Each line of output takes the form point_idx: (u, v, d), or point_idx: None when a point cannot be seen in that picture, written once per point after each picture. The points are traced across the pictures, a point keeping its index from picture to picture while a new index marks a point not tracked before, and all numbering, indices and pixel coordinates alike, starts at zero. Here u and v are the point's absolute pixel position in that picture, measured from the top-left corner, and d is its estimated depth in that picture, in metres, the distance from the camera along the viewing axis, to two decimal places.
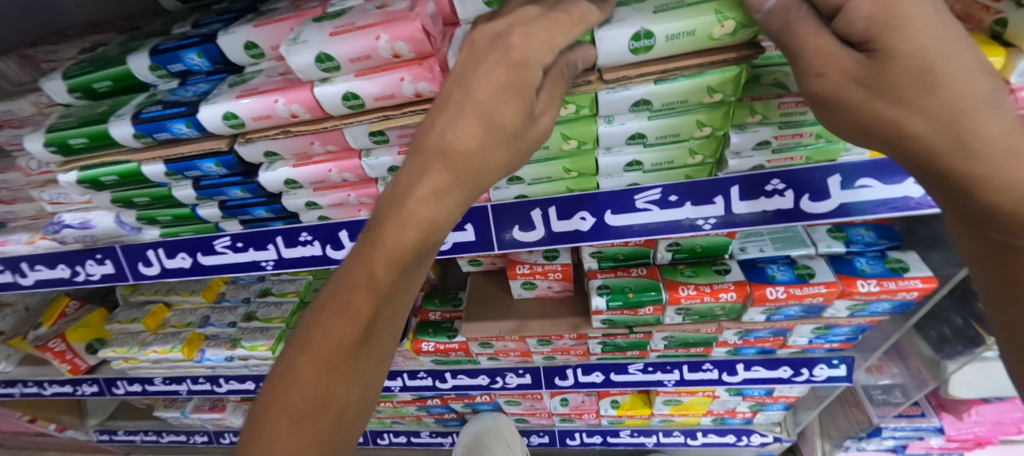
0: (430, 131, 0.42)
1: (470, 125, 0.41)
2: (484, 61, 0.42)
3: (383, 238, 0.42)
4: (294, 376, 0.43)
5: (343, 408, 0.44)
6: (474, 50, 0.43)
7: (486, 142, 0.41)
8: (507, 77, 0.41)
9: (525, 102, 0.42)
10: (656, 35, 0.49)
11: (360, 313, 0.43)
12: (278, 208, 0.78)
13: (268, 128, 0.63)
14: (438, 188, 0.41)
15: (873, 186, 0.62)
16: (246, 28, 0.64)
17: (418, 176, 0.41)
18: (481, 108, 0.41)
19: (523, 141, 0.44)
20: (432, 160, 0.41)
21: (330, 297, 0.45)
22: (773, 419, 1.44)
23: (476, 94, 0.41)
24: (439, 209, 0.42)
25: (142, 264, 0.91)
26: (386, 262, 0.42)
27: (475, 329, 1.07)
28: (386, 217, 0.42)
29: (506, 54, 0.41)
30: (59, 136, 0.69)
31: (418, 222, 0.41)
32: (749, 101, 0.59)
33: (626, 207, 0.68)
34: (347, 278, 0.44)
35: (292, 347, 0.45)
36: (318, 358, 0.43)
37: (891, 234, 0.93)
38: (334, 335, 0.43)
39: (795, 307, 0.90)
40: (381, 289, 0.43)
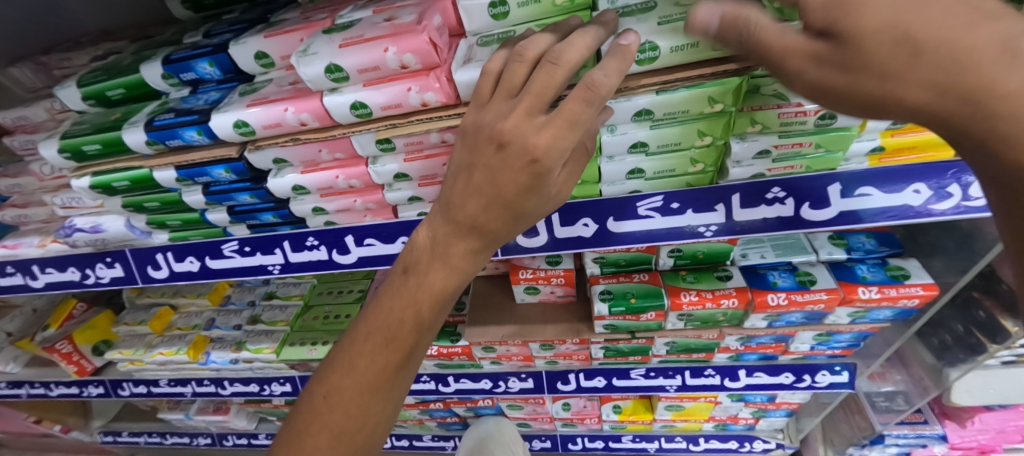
0: (456, 202, 0.47)
1: (500, 206, 0.45)
2: (493, 150, 0.43)
3: (429, 284, 0.50)
4: (340, 395, 0.52)
5: (382, 415, 0.54)
6: (479, 130, 0.45)
7: (504, 222, 0.47)
8: (518, 172, 0.42)
9: (538, 191, 0.45)
10: (661, 47, 0.50)
11: (400, 345, 0.52)
12: (285, 214, 0.79)
13: (278, 135, 0.65)
14: (474, 249, 0.50)
15: (872, 194, 0.63)
16: (257, 38, 0.65)
17: (459, 239, 0.49)
18: (495, 198, 0.45)
19: (536, 213, 0.48)
20: (459, 228, 0.48)
21: (371, 326, 0.53)
22: (776, 426, 1.43)
23: (489, 186, 0.44)
24: (476, 263, 0.51)
25: (151, 267, 0.93)
26: (425, 304, 0.51)
27: (477, 333, 1.07)
28: (432, 267, 0.50)
29: (511, 144, 0.42)
30: (74, 143, 0.71)
31: (450, 273, 0.50)
32: (749, 111, 0.59)
33: (628, 214, 0.69)
34: (387, 314, 0.52)
35: (336, 369, 0.53)
36: (363, 382, 0.52)
37: (892, 240, 0.94)
38: (378, 360, 0.52)
39: (797, 314, 0.91)
40: (419, 324, 0.52)
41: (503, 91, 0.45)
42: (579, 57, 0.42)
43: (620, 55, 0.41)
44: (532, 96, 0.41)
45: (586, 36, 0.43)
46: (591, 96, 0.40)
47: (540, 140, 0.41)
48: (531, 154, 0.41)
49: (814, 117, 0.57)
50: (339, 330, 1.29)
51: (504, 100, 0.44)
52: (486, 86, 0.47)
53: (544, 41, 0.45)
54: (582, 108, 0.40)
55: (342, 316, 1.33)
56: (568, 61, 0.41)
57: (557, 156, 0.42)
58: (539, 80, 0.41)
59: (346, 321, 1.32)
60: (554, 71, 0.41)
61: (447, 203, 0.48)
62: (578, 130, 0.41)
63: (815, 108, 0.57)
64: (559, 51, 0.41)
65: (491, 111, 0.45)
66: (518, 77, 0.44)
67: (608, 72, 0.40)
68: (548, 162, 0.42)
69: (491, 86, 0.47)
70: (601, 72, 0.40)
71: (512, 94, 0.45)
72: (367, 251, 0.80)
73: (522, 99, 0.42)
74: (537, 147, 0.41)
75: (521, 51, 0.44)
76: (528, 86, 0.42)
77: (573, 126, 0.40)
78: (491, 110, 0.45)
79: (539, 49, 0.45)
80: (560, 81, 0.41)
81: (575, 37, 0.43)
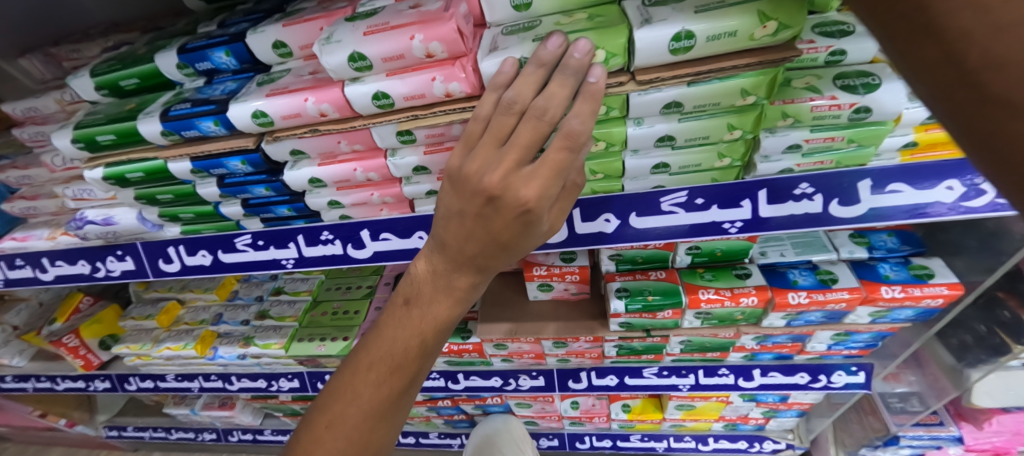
0: (450, 244, 0.45)
1: (496, 246, 0.44)
2: (481, 202, 0.41)
3: (428, 317, 0.48)
4: (343, 425, 0.48)
5: (383, 441, 0.51)
6: (466, 181, 0.42)
7: (501, 258, 0.46)
8: (511, 221, 0.42)
9: (534, 231, 0.44)
10: (697, 36, 0.48)
11: (406, 373, 0.49)
12: (300, 207, 0.78)
13: (296, 126, 0.64)
14: (472, 284, 0.48)
15: (903, 191, 0.62)
16: (276, 27, 0.64)
17: (457, 276, 0.47)
18: (491, 242, 0.43)
19: (530, 248, 0.48)
20: (457, 267, 0.46)
21: (373, 356, 0.49)
22: (786, 426, 1.42)
23: (484, 232, 0.43)
24: (474, 295, 0.49)
25: (163, 261, 0.91)
26: (430, 334, 0.48)
27: (489, 330, 1.06)
28: (432, 301, 0.48)
29: (502, 197, 0.40)
30: (88, 133, 0.70)
31: (454, 304, 0.48)
32: (781, 104, 0.58)
33: (651, 210, 0.68)
34: (390, 344, 0.48)
35: (334, 399, 0.49)
36: (366, 413, 0.48)
37: (914, 239, 0.92)
38: (380, 391, 0.48)
39: (817, 313, 0.90)
40: (424, 353, 0.49)
41: (490, 139, 0.42)
42: (561, 109, 0.41)
43: (590, 98, 0.41)
44: (518, 149, 0.40)
45: (563, 83, 0.42)
46: (572, 143, 0.40)
47: (530, 193, 0.40)
48: (524, 205, 0.41)
49: (848, 111, 0.57)
50: (347, 326, 1.28)
51: (492, 149, 0.42)
52: (474, 131, 0.45)
53: (529, 88, 0.43)
54: (564, 156, 0.40)
55: (351, 312, 1.31)
56: (551, 112, 0.41)
57: (547, 203, 0.42)
58: (524, 133, 0.41)
59: (355, 317, 1.30)
60: (539, 124, 0.41)
61: (442, 241, 0.45)
62: (564, 176, 0.41)
63: (849, 101, 0.56)
64: (543, 103, 0.40)
65: (477, 159, 0.42)
66: (505, 127, 0.42)
67: (583, 117, 0.40)
68: (539, 210, 0.42)
69: (480, 130, 0.45)
70: (579, 121, 0.39)
71: (499, 141, 0.43)
72: (383, 245, 0.79)
73: (509, 149, 0.41)
74: (528, 199, 0.40)
75: (509, 102, 0.42)
76: (514, 139, 0.41)
77: (559, 173, 0.41)
78: (477, 158, 0.42)
79: (526, 99, 0.43)
80: (545, 134, 0.41)
81: (551, 85, 0.41)
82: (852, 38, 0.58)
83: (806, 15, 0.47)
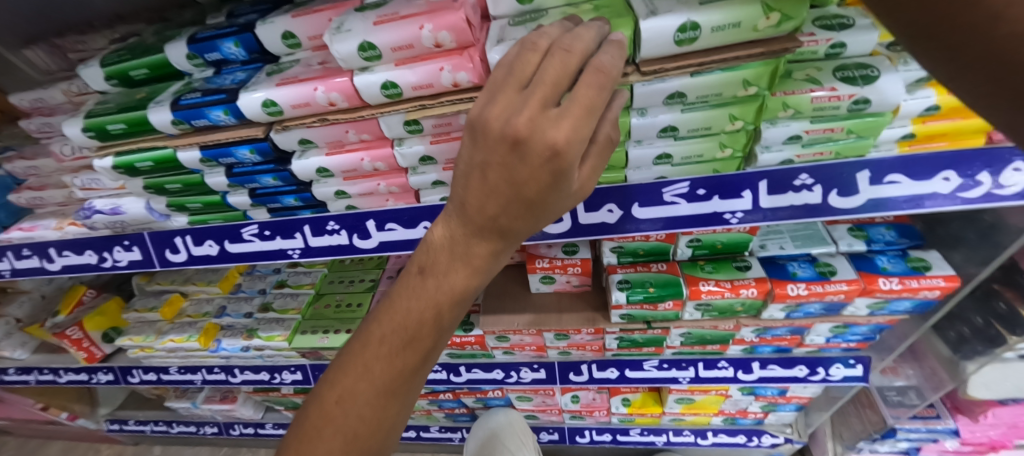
0: (470, 202, 0.42)
1: (519, 201, 0.40)
2: (506, 149, 0.38)
3: (445, 286, 0.47)
4: (355, 400, 0.48)
5: (396, 416, 0.51)
6: (488, 126, 0.39)
7: (526, 220, 0.43)
8: (538, 169, 0.38)
9: (563, 186, 0.41)
10: (702, 27, 0.49)
11: (420, 346, 0.48)
12: (308, 197, 0.79)
13: (305, 115, 0.65)
14: (493, 249, 0.45)
15: (901, 182, 0.63)
16: (285, 18, 0.65)
17: (478, 240, 0.44)
18: (515, 198, 0.40)
19: (556, 211, 0.44)
20: (477, 229, 0.43)
21: (386, 328, 0.48)
22: (785, 420, 1.43)
23: (507, 186, 0.40)
24: (493, 262, 0.47)
25: (169, 251, 0.92)
26: (446, 304, 0.47)
27: (492, 322, 1.07)
28: (453, 267, 0.46)
29: (528, 139, 0.37)
30: (98, 122, 0.71)
31: (472, 273, 0.46)
32: (782, 95, 0.59)
33: (652, 200, 0.69)
34: (404, 315, 0.48)
35: (346, 374, 0.49)
36: (378, 387, 0.48)
37: (912, 232, 0.93)
38: (394, 363, 0.48)
39: (816, 304, 0.91)
40: (439, 324, 0.48)
41: (513, 82, 0.40)
42: (586, 48, 0.42)
43: (615, 45, 0.42)
44: (545, 88, 0.38)
45: (588, 30, 0.44)
46: (602, 80, 0.39)
47: (559, 134, 0.37)
48: (552, 149, 0.37)
49: (847, 102, 0.58)
50: (351, 319, 1.29)
51: (515, 92, 0.40)
52: (495, 79, 0.41)
53: (554, 32, 0.43)
54: (596, 93, 0.39)
55: (354, 305, 1.32)
56: (577, 50, 0.41)
57: (577, 149, 0.38)
58: (550, 72, 0.39)
59: (358, 310, 1.31)
60: (566, 60, 0.39)
61: (461, 203, 0.43)
62: (594, 118, 0.38)
63: (849, 92, 0.57)
64: (568, 40, 0.40)
65: (500, 103, 0.39)
66: (528, 67, 0.41)
67: (612, 57, 0.42)
68: (570, 156, 0.38)
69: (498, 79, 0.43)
70: (607, 58, 0.40)
71: (521, 86, 0.40)
72: (389, 235, 0.80)
73: (535, 91, 0.38)
74: (557, 141, 0.37)
75: (533, 41, 0.42)
76: (540, 78, 0.39)
77: (589, 114, 0.38)
78: (500, 102, 0.39)
79: (550, 39, 0.43)
80: (571, 74, 0.40)
81: (577, 30, 0.43)
82: (851, 31, 0.59)
83: (808, 7, 0.48)
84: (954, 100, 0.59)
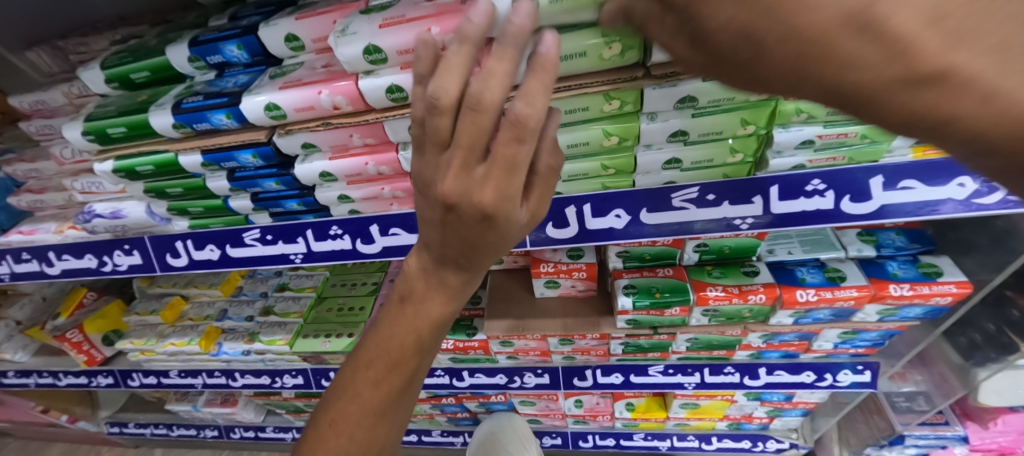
0: (430, 243, 0.41)
1: (468, 251, 0.40)
2: (441, 211, 0.37)
3: (419, 316, 0.46)
4: (347, 422, 0.48)
5: (388, 436, 0.50)
6: (425, 190, 0.37)
7: (484, 258, 0.41)
8: (476, 226, 0.37)
9: (509, 231, 0.39)
10: None
11: (404, 370, 0.47)
12: (310, 201, 0.78)
13: (309, 119, 0.64)
14: (459, 283, 0.44)
15: (915, 188, 0.61)
16: (289, 20, 0.64)
17: (443, 275, 0.43)
18: (464, 246, 0.39)
19: (513, 246, 0.42)
20: (443, 264, 0.43)
21: (372, 353, 0.48)
22: (790, 426, 1.42)
23: (455, 238, 0.38)
24: (463, 293, 0.45)
25: (171, 255, 0.92)
26: (426, 330, 0.46)
27: (496, 326, 1.06)
28: (426, 297, 0.45)
29: (458, 204, 0.35)
30: (98, 125, 0.70)
31: (448, 301, 0.45)
32: (794, 100, 0.58)
33: (662, 206, 0.68)
34: (387, 341, 0.47)
35: (338, 396, 0.49)
36: (368, 410, 0.48)
37: (923, 237, 0.92)
38: (382, 387, 0.48)
39: (825, 311, 0.90)
40: (421, 349, 0.47)
41: (432, 143, 0.35)
42: (502, 90, 0.31)
43: (539, 68, 0.30)
44: (462, 150, 0.33)
45: (502, 55, 0.31)
46: (520, 132, 0.32)
47: (485, 198, 0.34)
48: (484, 211, 0.35)
49: None
50: (353, 323, 1.28)
51: (439, 152, 0.36)
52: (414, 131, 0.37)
53: (456, 73, 0.32)
54: (516, 148, 0.32)
55: (357, 309, 1.31)
56: (489, 97, 0.31)
57: (512, 204, 0.36)
58: (464, 131, 0.33)
59: (360, 313, 1.31)
60: (478, 117, 0.32)
61: (425, 242, 0.42)
62: (520, 173, 0.34)
63: None
64: (476, 86, 0.31)
65: (429, 164, 0.36)
66: (443, 128, 0.34)
67: (533, 97, 0.31)
68: (503, 213, 0.36)
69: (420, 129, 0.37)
70: (526, 103, 0.31)
71: (443, 142, 0.35)
72: (392, 240, 0.79)
73: (453, 153, 0.34)
74: (486, 205, 0.35)
75: (434, 97, 0.33)
76: (455, 141, 0.33)
77: (513, 172, 0.34)
78: (428, 162, 0.36)
79: (457, 88, 0.33)
80: (487, 126, 0.32)
81: (487, 62, 0.31)
82: None
83: None
84: None
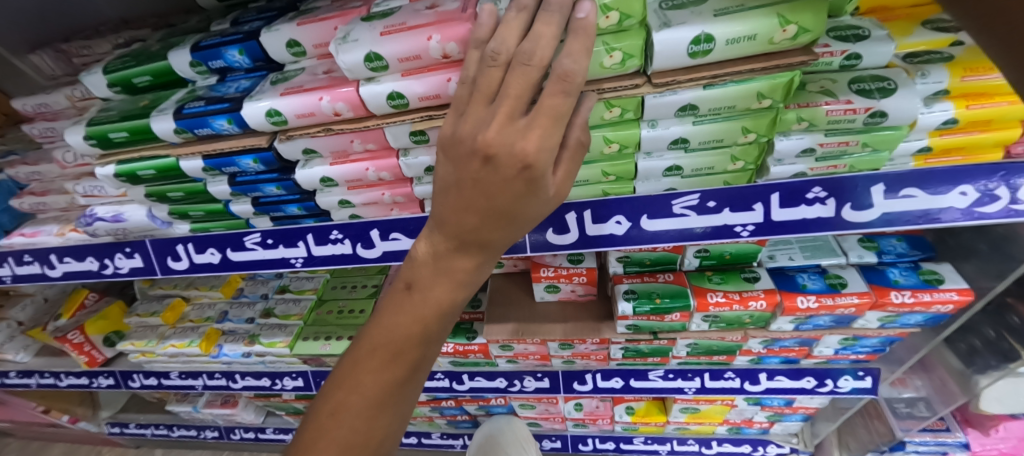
0: (447, 218, 0.42)
1: (493, 217, 0.40)
2: (478, 165, 0.37)
3: (426, 302, 0.46)
4: (348, 412, 0.47)
5: (388, 428, 0.49)
6: (458, 144, 0.38)
7: (505, 231, 0.41)
8: (510, 181, 0.37)
9: (538, 195, 0.39)
10: (716, 39, 0.48)
11: (407, 359, 0.47)
12: (311, 206, 0.78)
13: (310, 125, 0.64)
14: (472, 265, 0.44)
15: (917, 196, 0.61)
16: (290, 26, 0.64)
17: (457, 256, 0.44)
18: (491, 211, 0.39)
19: (535, 219, 0.42)
20: (460, 242, 0.42)
21: (375, 342, 0.47)
22: (791, 430, 1.42)
23: (483, 200, 0.39)
24: (473, 278, 0.46)
25: (172, 258, 0.92)
26: (432, 318, 0.46)
27: (496, 330, 1.06)
28: (436, 282, 0.45)
29: (497, 155, 0.36)
30: (100, 130, 0.70)
31: (456, 286, 0.45)
32: (795, 108, 0.58)
33: (662, 212, 0.68)
34: (392, 328, 0.47)
35: (339, 386, 0.48)
36: (370, 400, 0.47)
37: (924, 244, 0.92)
38: (385, 375, 0.47)
39: (826, 317, 0.89)
40: (426, 338, 0.47)
41: (479, 96, 0.39)
42: (550, 51, 0.37)
43: (581, 35, 0.38)
44: (510, 99, 0.36)
45: (550, 22, 0.39)
46: (567, 86, 0.37)
47: (528, 146, 0.36)
48: (524, 161, 0.36)
49: (863, 115, 0.56)
50: (353, 326, 1.29)
51: (483, 107, 0.38)
52: (462, 96, 0.41)
53: (512, 36, 0.40)
54: (561, 100, 0.37)
55: (357, 311, 1.32)
56: (539, 57, 0.37)
57: (549, 158, 0.37)
58: (514, 82, 0.37)
59: (360, 316, 1.31)
60: (529, 70, 0.37)
61: (441, 218, 0.42)
62: (562, 124, 0.37)
63: (865, 105, 0.56)
64: (529, 47, 0.37)
65: (468, 120, 0.38)
66: (493, 81, 0.38)
67: (575, 56, 0.37)
68: (540, 167, 0.37)
69: (466, 95, 0.41)
70: (571, 60, 0.37)
71: (489, 99, 0.39)
72: (393, 245, 0.79)
73: (500, 104, 0.37)
74: (526, 154, 0.36)
75: (493, 54, 0.39)
76: (504, 90, 0.37)
77: (556, 122, 0.37)
78: (469, 118, 0.38)
79: (511, 49, 0.39)
80: (535, 79, 0.37)
81: (538, 28, 0.38)
82: (867, 42, 0.58)
83: (826, 19, 0.47)
84: (973, 113, 0.57)
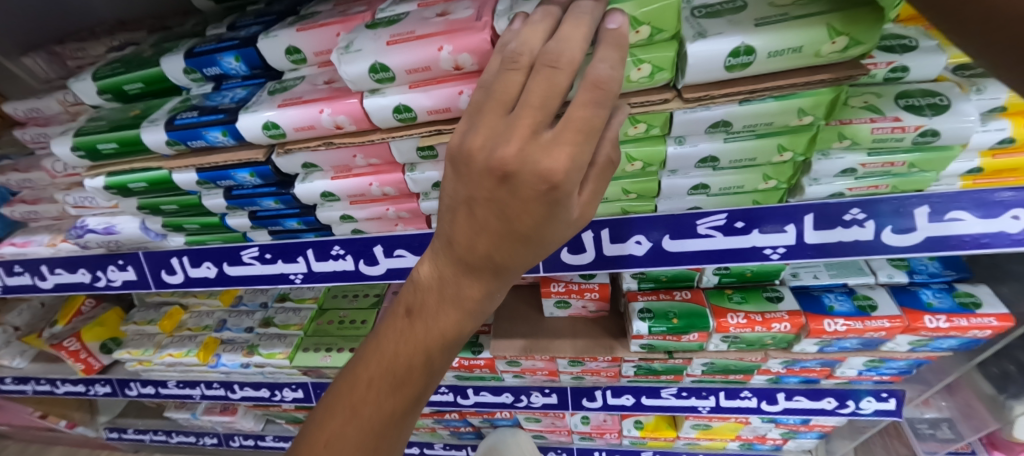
0: (456, 241, 0.37)
1: (509, 241, 0.35)
2: (492, 184, 0.32)
3: (431, 331, 0.41)
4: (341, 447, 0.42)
5: None
6: (470, 160, 0.33)
7: (522, 255, 0.36)
8: (531, 203, 0.32)
9: (560, 218, 0.34)
10: (757, 51, 0.44)
11: (409, 390, 0.42)
12: (311, 221, 0.74)
13: (310, 138, 0.59)
14: (483, 291, 0.39)
15: (966, 219, 0.56)
16: (289, 32, 0.59)
17: (466, 282, 0.39)
18: (506, 234, 0.34)
19: (556, 242, 0.37)
20: (469, 267, 0.38)
21: (374, 370, 0.43)
22: (805, 447, 1.37)
23: (498, 222, 0.34)
24: (484, 306, 0.40)
25: (166, 272, 0.88)
26: (437, 349, 0.41)
27: (503, 346, 1.02)
28: (442, 310, 0.40)
29: (517, 173, 0.31)
30: (89, 141, 0.66)
31: (464, 316, 0.40)
32: (837, 125, 0.53)
33: (685, 233, 0.63)
34: (392, 356, 0.42)
35: (333, 417, 0.44)
36: (366, 435, 0.42)
37: (958, 264, 0.87)
38: (383, 408, 0.42)
39: (852, 340, 0.85)
40: (430, 368, 0.42)
41: (494, 104, 0.33)
42: (581, 53, 0.32)
43: (613, 42, 0.34)
44: (532, 109, 0.31)
45: (579, 23, 0.34)
46: (600, 95, 0.31)
47: (554, 165, 0.30)
48: (549, 181, 0.31)
49: (913, 134, 0.52)
50: (355, 337, 1.25)
51: (498, 116, 0.33)
52: (475, 101, 0.36)
53: (536, 36, 0.35)
54: (592, 111, 0.31)
55: (357, 322, 1.28)
56: (567, 61, 0.32)
57: (576, 177, 0.32)
58: (536, 89, 0.31)
59: (362, 327, 1.27)
60: (556, 75, 0.31)
61: (449, 240, 0.37)
62: (594, 139, 0.31)
63: (916, 123, 0.51)
64: (555, 49, 0.32)
65: (481, 131, 0.33)
66: (512, 86, 0.33)
67: (611, 63, 0.33)
68: (566, 187, 0.32)
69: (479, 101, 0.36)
70: (607, 66, 0.32)
71: (506, 108, 0.33)
72: (397, 262, 0.75)
73: (519, 114, 0.31)
74: (551, 172, 0.31)
75: (514, 55, 0.34)
76: (525, 98, 0.32)
77: (587, 137, 0.31)
78: (482, 129, 0.33)
79: (533, 50, 0.34)
80: (563, 85, 0.32)
81: (565, 30, 0.34)
82: (914, 53, 0.53)
83: (882, 30, 0.42)
84: None
